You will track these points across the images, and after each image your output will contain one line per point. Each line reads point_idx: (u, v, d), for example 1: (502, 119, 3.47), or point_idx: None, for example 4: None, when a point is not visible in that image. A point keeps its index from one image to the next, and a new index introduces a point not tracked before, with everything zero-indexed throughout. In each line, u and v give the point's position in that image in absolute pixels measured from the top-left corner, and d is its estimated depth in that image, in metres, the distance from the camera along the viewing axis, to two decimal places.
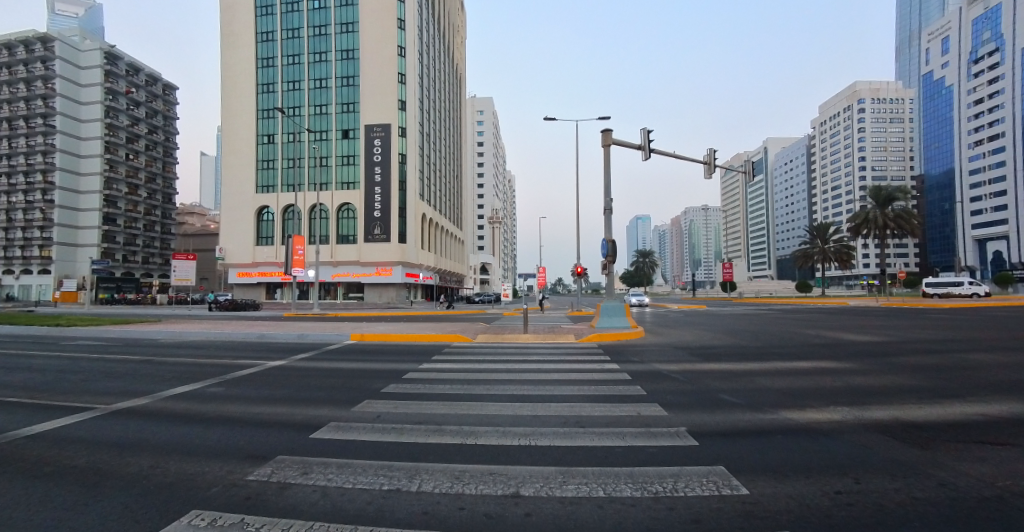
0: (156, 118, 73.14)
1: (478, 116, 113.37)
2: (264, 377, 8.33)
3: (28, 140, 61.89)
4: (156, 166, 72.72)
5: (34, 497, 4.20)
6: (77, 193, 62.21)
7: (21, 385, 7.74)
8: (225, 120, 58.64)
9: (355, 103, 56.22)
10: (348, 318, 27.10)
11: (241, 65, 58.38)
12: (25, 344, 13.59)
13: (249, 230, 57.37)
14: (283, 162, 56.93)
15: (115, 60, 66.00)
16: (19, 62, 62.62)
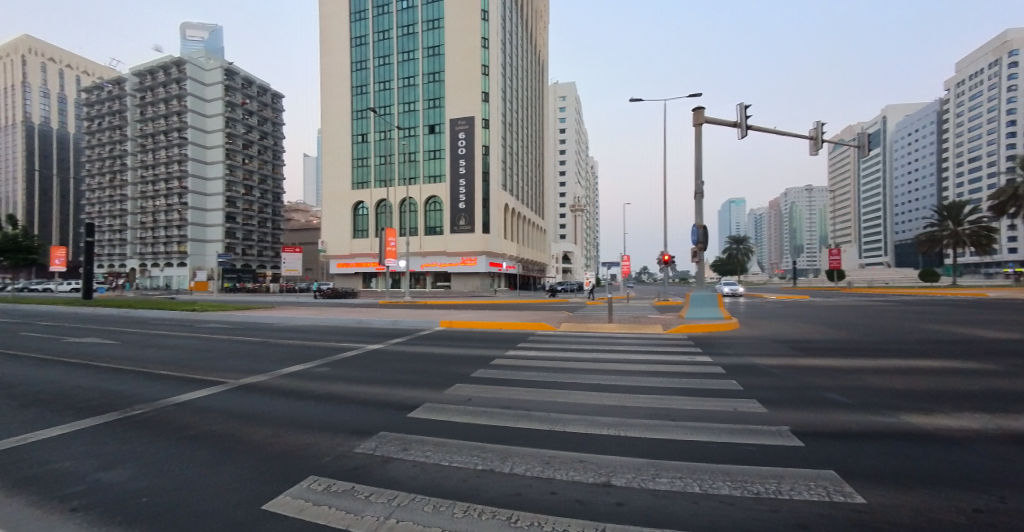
0: (265, 125, 81.03)
1: (560, 103, 112.04)
2: (363, 359, 9.01)
3: (166, 151, 71.61)
4: (267, 169, 81.06)
5: (181, 462, 4.92)
6: (204, 195, 71.75)
7: (170, 360, 9.13)
8: (324, 123, 63.64)
9: (440, 98, 58.26)
10: (434, 305, 28.59)
11: (337, 69, 62.88)
12: (171, 325, 15.98)
13: (347, 225, 62.02)
14: (376, 159, 60.85)
15: (232, 75, 74.06)
16: (159, 85, 72.93)
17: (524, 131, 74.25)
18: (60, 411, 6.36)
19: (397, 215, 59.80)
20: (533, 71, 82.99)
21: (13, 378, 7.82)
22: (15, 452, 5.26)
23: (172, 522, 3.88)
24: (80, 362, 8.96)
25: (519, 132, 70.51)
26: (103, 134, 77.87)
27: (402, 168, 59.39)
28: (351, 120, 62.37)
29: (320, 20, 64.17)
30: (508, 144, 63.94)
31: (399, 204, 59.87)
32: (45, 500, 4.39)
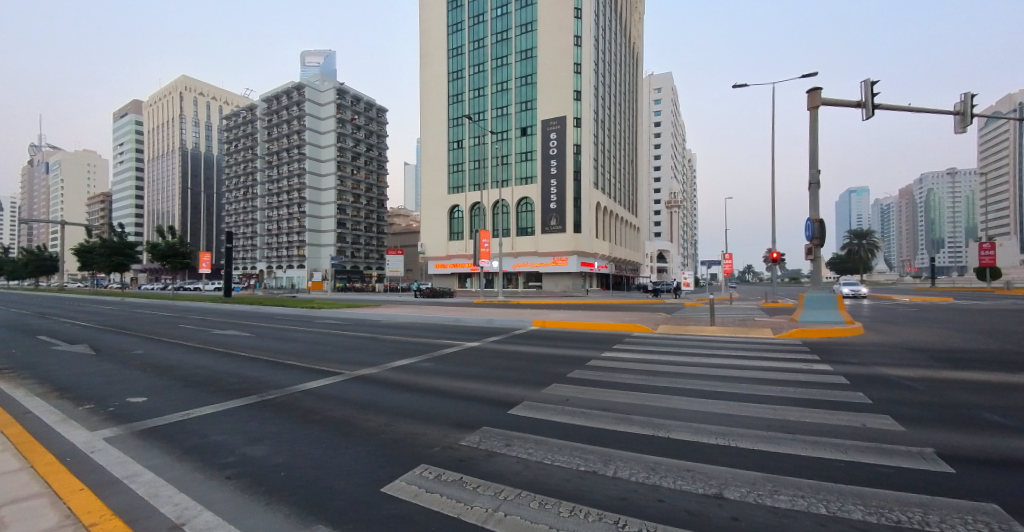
0: (370, 137, 87.76)
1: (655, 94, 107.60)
2: (461, 355, 9.42)
3: (288, 166, 80.69)
4: (372, 178, 87.88)
5: (308, 445, 5.49)
6: (319, 204, 79.78)
7: (298, 352, 10.28)
8: (423, 132, 67.61)
9: (534, 100, 59.01)
10: (528, 304, 29.09)
11: (436, 81, 66.73)
12: (299, 320, 18.00)
13: (443, 228, 65.26)
14: (470, 164, 63.33)
15: (344, 94, 81.46)
16: (284, 108, 82.53)
17: (616, 127, 72.49)
18: (214, 392, 7.45)
19: (489, 217, 61.65)
20: (627, 65, 80.67)
21: (180, 362, 9.33)
22: (181, 425, 6.24)
23: (307, 495, 4.39)
24: (228, 351, 10.46)
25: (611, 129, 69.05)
26: (239, 154, 89.60)
27: (495, 171, 61.18)
28: (448, 128, 65.54)
29: (419, 35, 68.33)
30: (600, 142, 62.99)
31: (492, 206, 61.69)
32: (207, 468, 5.17)
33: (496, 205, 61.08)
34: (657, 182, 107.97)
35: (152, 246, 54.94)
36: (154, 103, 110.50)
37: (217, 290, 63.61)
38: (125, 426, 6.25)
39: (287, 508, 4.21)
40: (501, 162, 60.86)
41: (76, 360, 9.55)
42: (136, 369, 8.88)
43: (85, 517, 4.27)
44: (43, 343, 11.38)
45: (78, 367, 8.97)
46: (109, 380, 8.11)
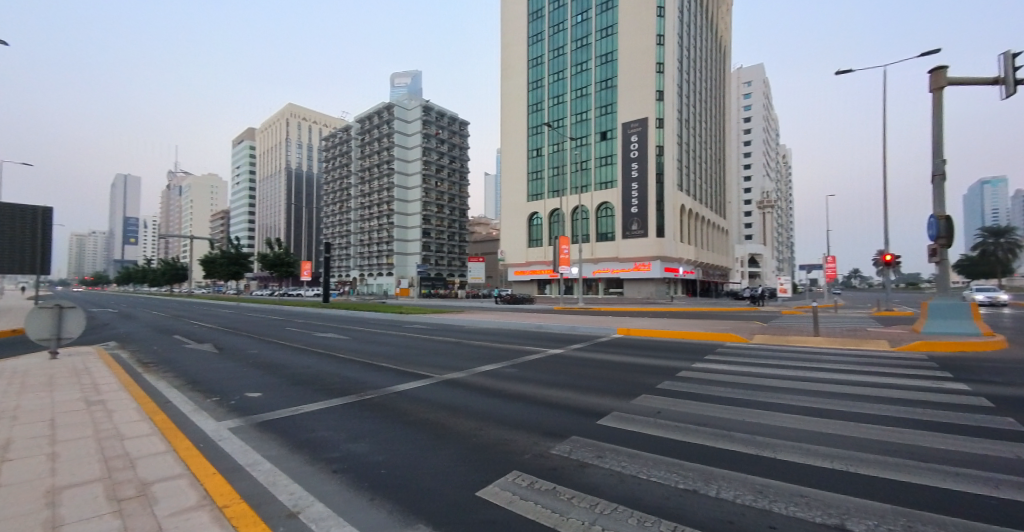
0: (453, 150, 91.19)
1: (745, 88, 101.43)
2: (546, 362, 9.48)
3: (379, 181, 86.51)
4: (455, 189, 91.18)
5: (406, 443, 5.83)
6: (406, 215, 84.50)
7: (391, 355, 10.91)
8: (504, 142, 69.47)
9: (614, 104, 58.32)
10: (612, 312, 28.51)
11: (516, 92, 68.25)
12: (393, 326, 19.13)
13: (523, 235, 66.16)
14: (549, 171, 63.85)
15: (429, 111, 85.75)
16: (375, 127, 88.76)
17: (700, 126, 69.05)
18: (318, 391, 8.12)
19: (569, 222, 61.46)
20: (712, 59, 76.69)
21: (290, 362, 10.31)
22: (293, 419, 6.88)
23: (407, 493, 4.65)
24: (329, 352, 11.38)
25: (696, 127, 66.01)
26: (336, 171, 97.78)
27: (575, 176, 61.10)
28: (527, 136, 66.72)
29: (501, 49, 70.47)
30: (684, 141, 60.51)
31: (572, 212, 61.47)
32: (316, 461, 5.64)
33: (576, 211, 60.74)
34: (747, 180, 100.95)
35: (263, 257, 62.22)
36: (266, 129, 124.06)
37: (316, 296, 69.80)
38: (247, 418, 7.00)
39: (389, 505, 4.47)
40: (580, 168, 60.69)
41: (206, 357, 10.91)
42: (254, 367, 9.92)
43: (220, 499, 4.85)
44: (180, 342, 13.12)
45: (207, 363, 10.25)
46: (233, 376, 9.13)
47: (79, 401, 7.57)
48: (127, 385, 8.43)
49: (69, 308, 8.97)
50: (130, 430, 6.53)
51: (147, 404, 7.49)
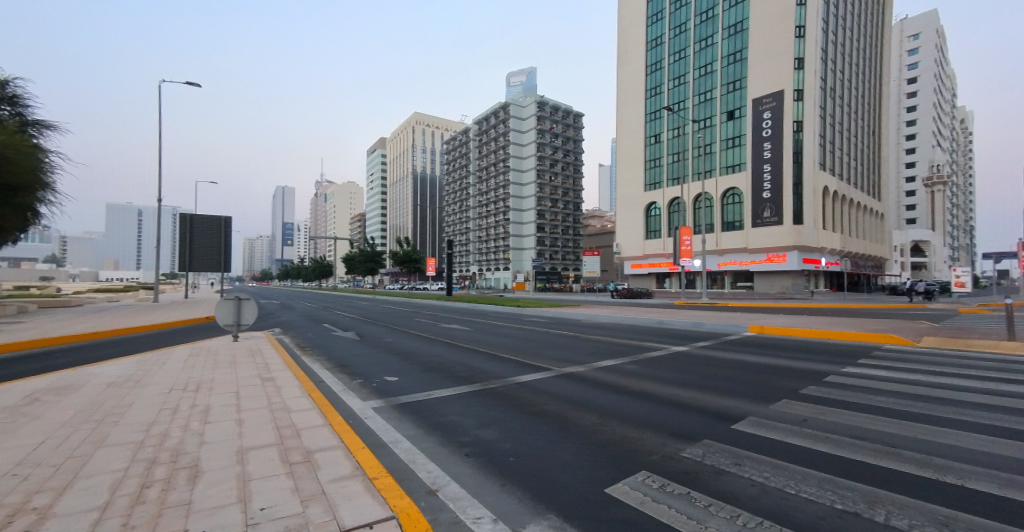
0: (567, 143, 90.55)
1: (909, 44, 86.04)
2: (669, 360, 9.09)
3: (496, 179, 90.31)
4: (569, 183, 90.52)
5: (531, 433, 5.99)
6: (521, 211, 86.96)
7: (512, 347, 11.29)
8: (620, 131, 68.14)
9: (743, 78, 53.66)
10: (743, 307, 26.28)
11: (634, 77, 66.32)
12: (515, 318, 19.82)
13: (640, 226, 64.12)
14: (669, 158, 60.86)
15: (543, 106, 86.70)
16: (492, 126, 92.56)
17: (849, 93, 60.21)
18: (446, 378, 8.68)
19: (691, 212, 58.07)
20: (866, 15, 66.05)
21: (421, 349, 11.22)
22: (426, 402, 7.46)
23: (535, 483, 4.75)
24: (455, 342, 12.15)
25: (842, 96, 57.75)
26: (457, 172, 104.32)
27: (697, 162, 57.49)
28: (645, 122, 64.61)
29: (618, 35, 69.08)
30: (827, 113, 53.36)
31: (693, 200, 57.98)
32: (449, 443, 6.05)
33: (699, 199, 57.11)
34: (910, 153, 85.41)
35: (394, 254, 69.47)
36: (396, 137, 136.63)
37: (439, 290, 75.71)
38: (387, 399, 7.75)
39: (519, 492, 4.62)
40: (704, 152, 56.92)
41: (351, 343, 12.34)
42: (391, 353, 10.98)
43: (369, 471, 5.44)
44: (332, 330, 14.97)
45: (352, 349, 11.59)
46: (374, 361, 10.20)
47: (257, 377, 9.06)
48: (290, 365, 9.85)
49: (245, 298, 10.71)
50: (296, 404, 7.63)
51: (307, 382, 8.70)
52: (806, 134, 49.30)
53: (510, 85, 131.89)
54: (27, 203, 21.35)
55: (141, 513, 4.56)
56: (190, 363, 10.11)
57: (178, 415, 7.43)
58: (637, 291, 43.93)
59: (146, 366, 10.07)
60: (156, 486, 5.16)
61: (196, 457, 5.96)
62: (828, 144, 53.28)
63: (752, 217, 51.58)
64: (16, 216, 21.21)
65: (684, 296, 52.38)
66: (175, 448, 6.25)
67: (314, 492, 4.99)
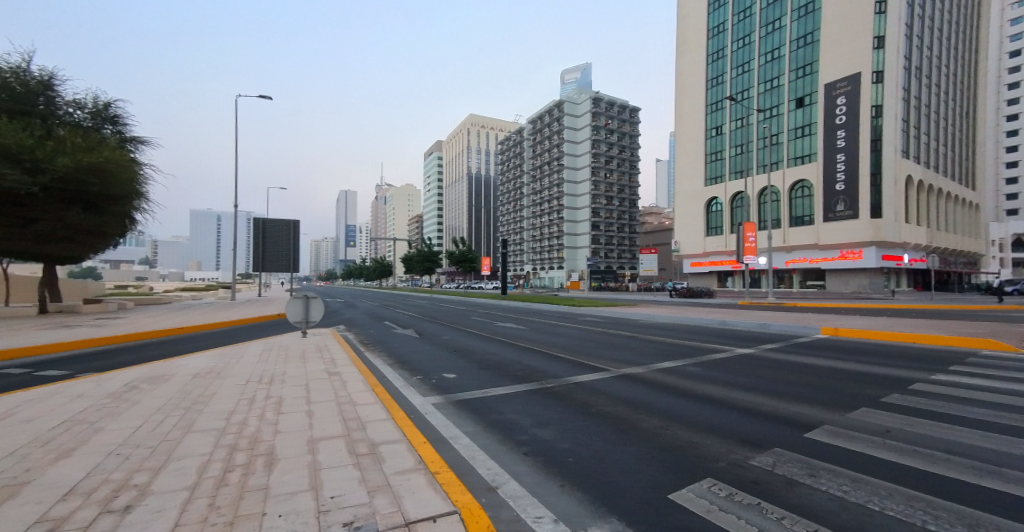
0: (623, 139, 88.64)
1: (1012, 13, 77.11)
2: (733, 363, 8.69)
3: (550, 178, 90.57)
4: (624, 179, 88.83)
5: (589, 435, 5.90)
6: (575, 209, 86.64)
7: (567, 346, 11.21)
8: (679, 124, 66.09)
9: (815, 62, 50.16)
10: (817, 307, 24.62)
11: (695, 67, 64.07)
12: (573, 317, 19.69)
13: (700, 223, 61.95)
14: (731, 150, 58.30)
15: (599, 102, 85.55)
16: (546, 125, 92.81)
17: (938, 71, 54.78)
18: (503, 376, 8.75)
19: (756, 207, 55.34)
20: None
21: (477, 347, 11.40)
22: (484, 400, 7.56)
23: (595, 485, 4.69)
24: (512, 341, 12.25)
25: (929, 75, 52.64)
26: (511, 172, 105.80)
27: (762, 154, 54.72)
28: (706, 114, 62.27)
29: (678, 25, 67.03)
30: (911, 95, 48.82)
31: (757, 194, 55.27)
32: (507, 441, 6.10)
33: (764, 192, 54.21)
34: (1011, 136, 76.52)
35: (449, 254, 71.37)
36: (452, 140, 140.13)
37: (492, 289, 76.81)
38: (446, 395, 7.93)
39: (579, 494, 4.57)
40: (770, 143, 54.02)
41: (412, 340, 12.76)
42: (448, 350, 11.24)
43: (430, 465, 5.60)
44: (392, 327, 15.52)
45: (412, 346, 11.98)
46: (433, 357, 10.49)
47: (325, 372, 9.57)
48: (355, 361, 10.33)
49: (312, 297, 11.29)
50: (361, 399, 7.97)
51: (370, 377, 9.09)
52: (886, 118, 45.49)
53: (565, 83, 130.96)
54: (126, 211, 23.79)
55: (225, 495, 4.93)
56: (264, 357, 10.85)
57: (255, 404, 7.99)
58: (697, 290, 42.49)
59: (228, 358, 10.92)
60: (237, 471, 5.56)
61: (272, 445, 6.38)
62: (912, 130, 48.85)
63: (824, 211, 48.19)
64: (117, 222, 23.64)
65: (747, 296, 49.92)
66: (253, 435, 6.71)
67: (379, 483, 5.20)
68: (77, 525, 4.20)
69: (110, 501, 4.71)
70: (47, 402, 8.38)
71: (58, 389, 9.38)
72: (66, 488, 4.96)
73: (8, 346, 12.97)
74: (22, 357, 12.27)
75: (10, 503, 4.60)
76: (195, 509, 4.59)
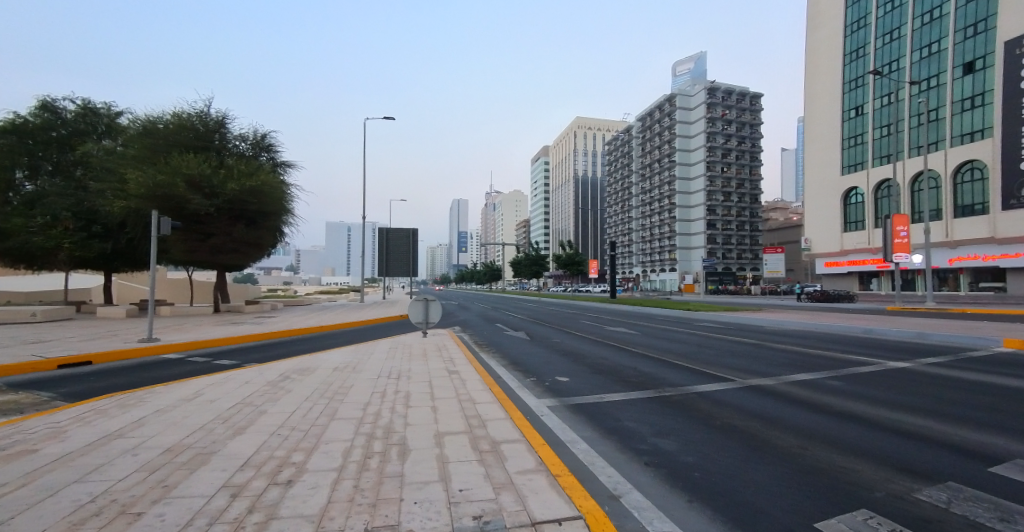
0: (743, 129, 81.34)
1: None
2: (884, 378, 7.67)
3: (661, 176, 87.77)
4: (744, 173, 81.32)
5: (715, 450, 5.64)
6: (689, 208, 82.58)
7: (684, 353, 10.77)
8: (809, 108, 59.82)
9: (990, 17, 42.14)
10: (1006, 318, 20.36)
11: (828, 41, 57.45)
12: (693, 323, 18.79)
13: (836, 217, 55.55)
14: (875, 132, 51.38)
15: (715, 92, 80.34)
16: (656, 122, 89.94)
17: None
18: (618, 383, 8.67)
19: (908, 196, 48.20)
20: None
21: (590, 352, 11.43)
22: (599, 405, 7.57)
23: (727, 504, 4.46)
24: (623, 346, 12.06)
25: None
26: (620, 173, 104.76)
27: (915, 133, 47.60)
28: (843, 94, 55.60)
29: None
30: None
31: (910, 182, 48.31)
32: (627, 449, 6.04)
33: (920, 178, 47.07)
34: None
35: (557, 257, 73.49)
36: (558, 143, 141.96)
37: (598, 292, 76.64)
38: (560, 399, 8.07)
39: (708, 511, 4.40)
40: (927, 120, 46.75)
41: (523, 343, 13.16)
42: (560, 354, 11.39)
43: (551, 467, 5.77)
44: (503, 329, 16.13)
45: (524, 348, 12.35)
46: (547, 361, 10.72)
47: (445, 370, 10.28)
48: (471, 360, 10.96)
49: (431, 300, 12.15)
50: (480, 398, 8.43)
51: (486, 377, 9.59)
52: None
53: (675, 75, 124.21)
54: (277, 225, 27.63)
55: (367, 478, 5.53)
56: (391, 354, 11.99)
57: (386, 398, 8.86)
58: (833, 294, 38.09)
59: (361, 354, 12.23)
60: (376, 458, 6.23)
61: (403, 436, 7.04)
62: None
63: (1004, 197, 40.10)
64: (271, 235, 27.43)
65: (895, 298, 43.48)
66: (387, 426, 7.45)
67: (503, 480, 5.48)
68: (253, 492, 4.94)
69: (277, 475, 5.54)
70: (225, 386, 10.08)
71: (232, 375, 11.26)
72: (242, 461, 5.93)
73: (197, 338, 15.89)
74: (207, 348, 14.97)
75: (204, 468, 5.60)
76: (344, 489, 5.18)
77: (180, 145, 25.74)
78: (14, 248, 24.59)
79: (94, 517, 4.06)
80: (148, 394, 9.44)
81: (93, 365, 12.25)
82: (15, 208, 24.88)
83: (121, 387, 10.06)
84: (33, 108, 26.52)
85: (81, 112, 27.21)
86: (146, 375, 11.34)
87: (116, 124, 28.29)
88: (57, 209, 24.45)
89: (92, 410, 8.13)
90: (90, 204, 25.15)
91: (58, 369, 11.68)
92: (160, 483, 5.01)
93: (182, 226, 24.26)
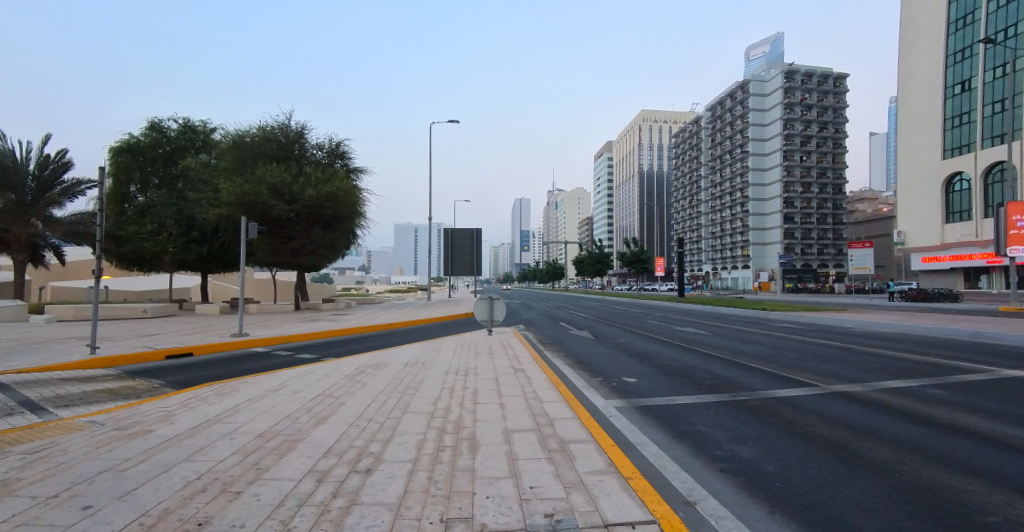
0: (825, 114, 75.45)
1: None
2: (997, 388, 6.90)
3: (731, 168, 83.39)
4: (826, 161, 75.40)
5: (799, 459, 5.35)
6: (764, 201, 77.82)
7: (760, 355, 10.26)
8: (904, 85, 54.34)
9: None
10: None
11: (926, 9, 51.74)
12: (770, 324, 17.82)
13: (935, 206, 50.14)
14: (985, 110, 45.85)
15: (794, 74, 74.95)
16: (727, 110, 85.37)
17: None
18: (689, 385, 8.45)
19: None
20: None
21: (658, 353, 11.20)
22: (669, 408, 7.42)
23: (816, 519, 4.22)
24: (694, 347, 11.68)
25: None
26: (687, 166, 100.74)
27: None
28: (945, 67, 49.96)
29: None
30: None
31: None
32: (701, 455, 5.88)
33: None
34: None
35: (621, 255, 72.23)
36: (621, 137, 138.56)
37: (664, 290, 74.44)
38: (628, 400, 7.99)
39: (791, 522, 4.22)
40: None
41: (588, 342, 13.12)
42: (626, 354, 11.24)
43: (621, 469, 5.75)
44: (567, 328, 16.16)
45: (590, 347, 12.31)
46: (612, 361, 10.64)
47: (510, 368, 10.47)
48: (536, 359, 11.07)
49: (495, 298, 12.42)
50: (547, 397, 8.52)
51: (552, 376, 9.69)
52: None
53: (747, 61, 117.20)
54: (351, 228, 29.09)
55: (441, 471, 5.80)
56: (458, 351, 12.39)
57: (455, 393, 9.19)
58: (933, 293, 34.53)
59: (430, 351, 12.73)
60: (448, 451, 6.50)
61: (473, 432, 7.28)
62: None
63: None
64: (345, 237, 29.05)
65: (1008, 297, 38.66)
66: (457, 421, 7.74)
67: (574, 480, 5.54)
68: (336, 478, 5.35)
69: (357, 463, 5.94)
70: (307, 378, 10.92)
71: (313, 368, 12.15)
72: (326, 448, 6.43)
73: (280, 334, 17.24)
74: (289, 342, 16.24)
75: (292, 453, 6.13)
76: (419, 480, 5.48)
77: (268, 156, 28.02)
78: (128, 252, 27.97)
79: (202, 492, 4.59)
80: (241, 384, 10.41)
81: (194, 356, 13.70)
82: (129, 217, 28.27)
83: (219, 377, 11.20)
84: (145, 129, 29.83)
85: (182, 129, 30.13)
86: (239, 367, 12.53)
87: (211, 139, 30.90)
88: (162, 217, 27.57)
89: (195, 396, 9.11)
90: (188, 212, 28.02)
91: (166, 359, 13.19)
92: (255, 465, 5.56)
93: (267, 230, 26.34)
